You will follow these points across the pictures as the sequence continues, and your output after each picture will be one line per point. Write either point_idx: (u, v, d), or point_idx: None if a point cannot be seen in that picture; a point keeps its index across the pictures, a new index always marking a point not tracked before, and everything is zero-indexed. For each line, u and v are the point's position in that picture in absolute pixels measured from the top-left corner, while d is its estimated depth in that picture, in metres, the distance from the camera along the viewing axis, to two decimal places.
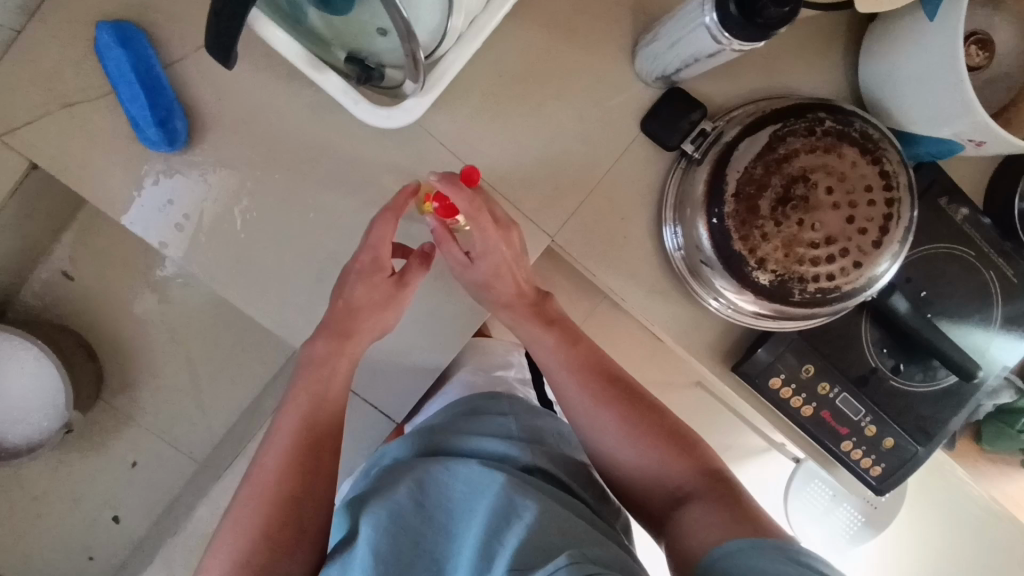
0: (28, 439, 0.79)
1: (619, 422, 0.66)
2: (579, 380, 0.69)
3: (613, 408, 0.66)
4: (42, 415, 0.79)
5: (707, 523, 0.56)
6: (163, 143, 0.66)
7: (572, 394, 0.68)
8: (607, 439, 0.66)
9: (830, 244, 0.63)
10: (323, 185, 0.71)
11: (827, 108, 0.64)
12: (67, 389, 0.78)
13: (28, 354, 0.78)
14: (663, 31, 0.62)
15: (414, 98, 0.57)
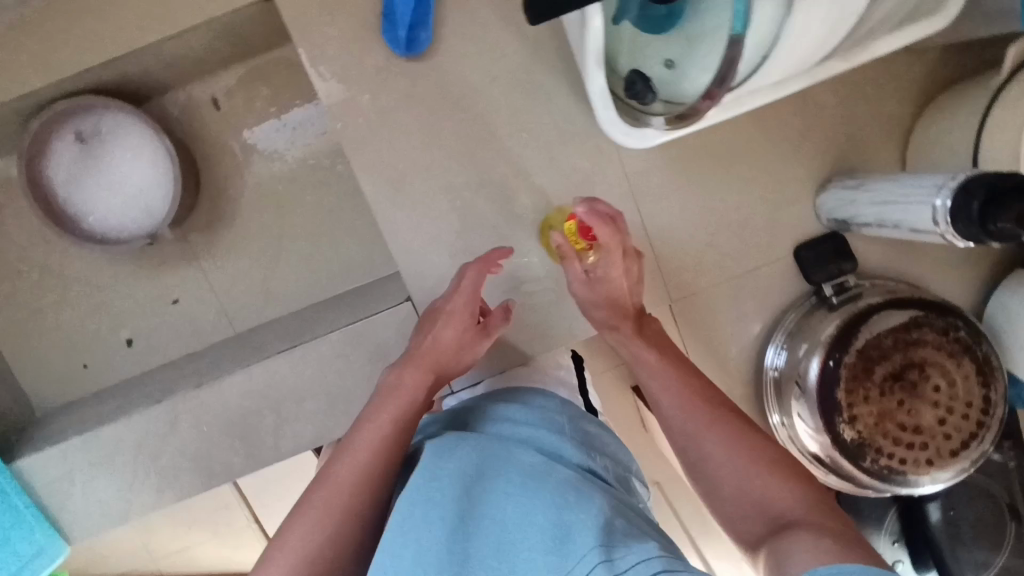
0: (112, 236, 0.77)
1: (733, 453, 0.62)
2: (691, 406, 0.66)
3: (721, 435, 0.63)
4: (134, 216, 0.77)
5: (806, 546, 0.49)
6: (402, 46, 0.67)
7: (679, 419, 0.66)
8: (711, 466, 0.62)
9: (920, 432, 0.68)
10: (506, 152, 0.72)
11: (967, 319, 0.69)
12: (170, 205, 0.76)
13: (152, 157, 0.76)
14: (872, 186, 0.66)
15: (656, 131, 0.60)
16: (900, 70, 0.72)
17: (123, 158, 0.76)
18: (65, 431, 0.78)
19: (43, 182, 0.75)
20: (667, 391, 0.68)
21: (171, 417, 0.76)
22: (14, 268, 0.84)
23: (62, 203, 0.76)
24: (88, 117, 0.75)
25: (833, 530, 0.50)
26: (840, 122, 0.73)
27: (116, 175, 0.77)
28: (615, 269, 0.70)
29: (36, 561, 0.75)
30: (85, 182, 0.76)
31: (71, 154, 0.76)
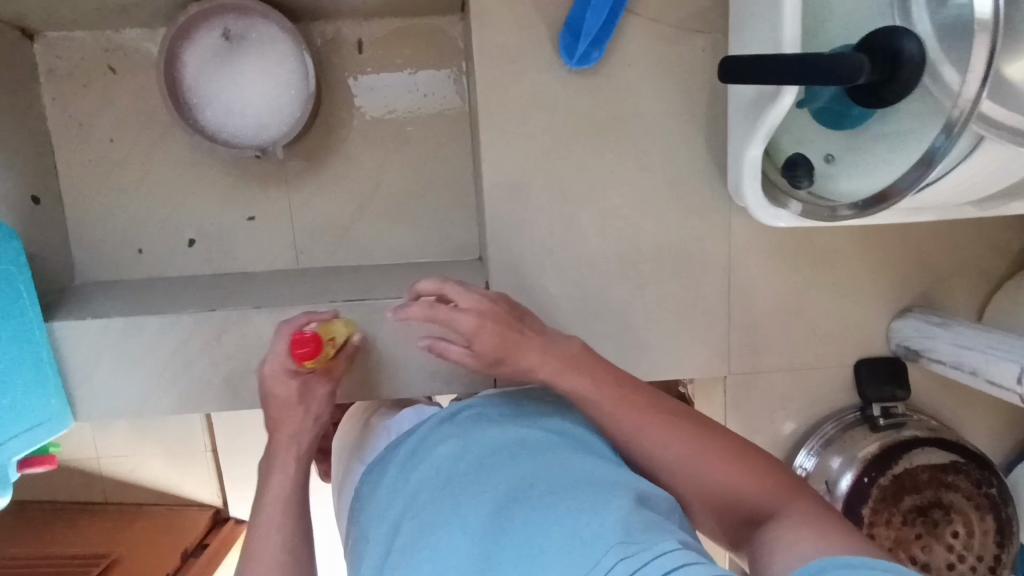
0: (221, 136, 0.76)
1: (659, 432, 0.57)
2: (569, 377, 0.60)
3: (640, 416, 0.58)
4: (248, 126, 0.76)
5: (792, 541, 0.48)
6: (575, 60, 0.69)
7: (587, 396, 0.59)
8: (660, 456, 0.57)
9: (929, 568, 0.71)
10: (626, 186, 0.74)
11: (1001, 479, 0.71)
12: (289, 129, 0.76)
13: (283, 71, 0.76)
14: (953, 326, 0.70)
15: (788, 214, 0.61)
16: (999, 230, 0.76)
17: (254, 63, 0.76)
18: (105, 310, 0.76)
19: (176, 63, 0.74)
20: (586, 383, 0.60)
21: (219, 330, 0.75)
22: (101, 136, 0.83)
23: (184, 88, 0.75)
24: (234, 16, 0.75)
25: (814, 519, 0.50)
26: (933, 259, 0.77)
27: (244, 82, 0.76)
28: (519, 351, 0.61)
29: (40, 430, 0.73)
30: (209, 78, 0.75)
31: (210, 47, 0.75)
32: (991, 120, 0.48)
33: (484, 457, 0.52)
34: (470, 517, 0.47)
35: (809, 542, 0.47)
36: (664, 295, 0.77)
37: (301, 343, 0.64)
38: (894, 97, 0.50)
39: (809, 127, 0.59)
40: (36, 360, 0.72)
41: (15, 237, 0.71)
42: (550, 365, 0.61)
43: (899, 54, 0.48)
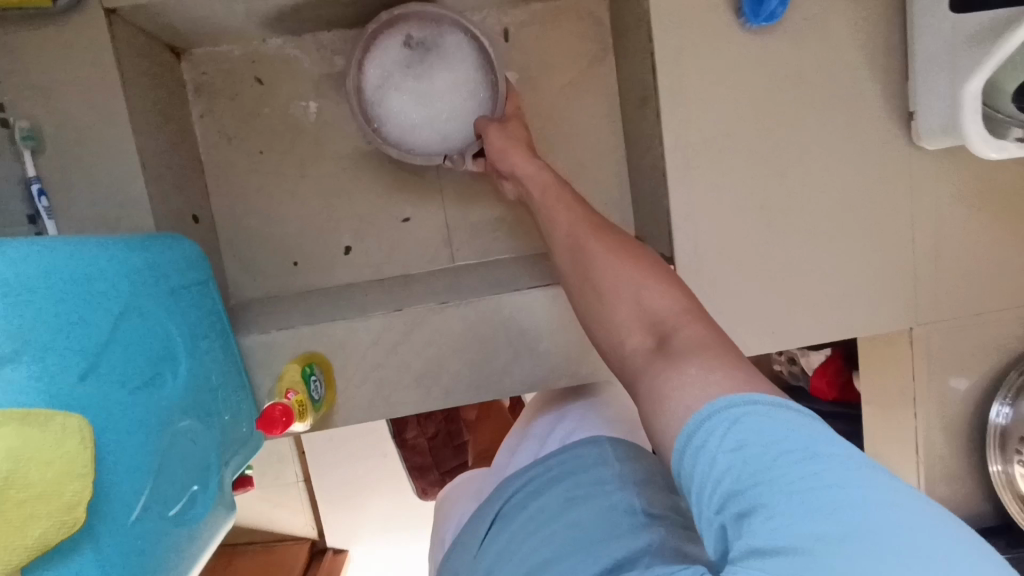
0: (406, 146, 0.78)
1: (626, 263, 0.56)
2: (575, 228, 0.62)
3: (601, 248, 0.58)
4: (426, 137, 0.78)
5: (699, 377, 0.43)
6: (762, 19, 0.68)
7: (575, 235, 0.61)
8: (602, 270, 0.57)
9: None
10: (806, 145, 0.74)
11: None
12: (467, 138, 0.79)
13: (471, 79, 0.78)
14: None
15: (1010, 144, 0.61)
16: None
17: (445, 65, 0.77)
18: (285, 319, 0.73)
19: (365, 73, 0.76)
20: (584, 228, 0.61)
21: (407, 329, 0.72)
22: (253, 147, 0.81)
23: (371, 99, 0.77)
24: (423, 20, 0.76)
25: (713, 350, 0.45)
26: None
27: (427, 94, 0.78)
28: (580, 222, 0.62)
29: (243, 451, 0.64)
30: (398, 85, 0.77)
31: (392, 55, 0.76)
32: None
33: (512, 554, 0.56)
34: None
35: (705, 381, 0.42)
36: (848, 252, 0.76)
37: (270, 418, 0.60)
38: None
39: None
40: (237, 382, 0.65)
41: (193, 248, 0.65)
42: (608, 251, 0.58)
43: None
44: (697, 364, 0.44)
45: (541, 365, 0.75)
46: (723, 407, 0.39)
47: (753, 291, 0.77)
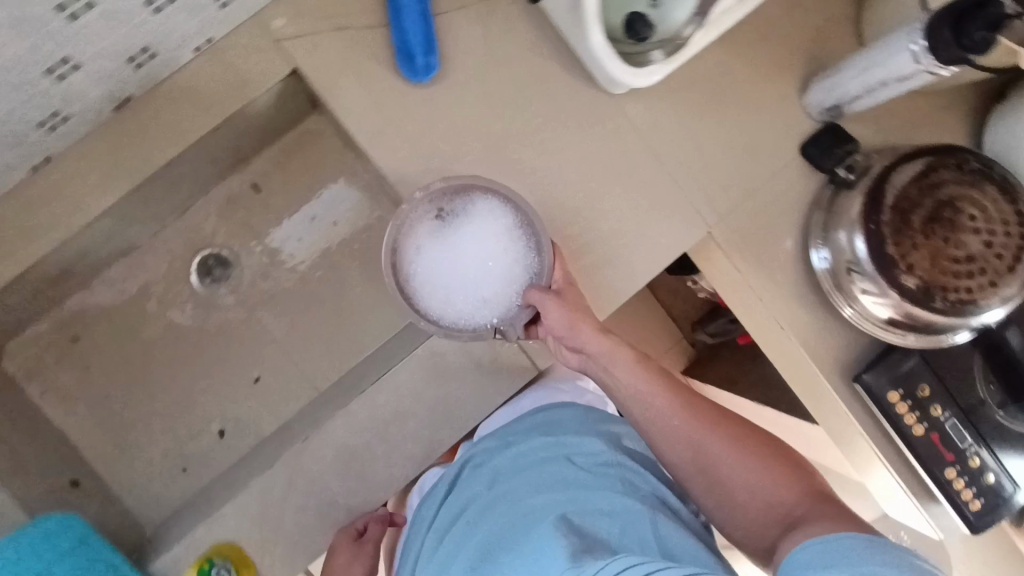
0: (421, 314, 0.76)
1: (586, 331, 0.73)
2: (629, 370, 0.74)
3: (618, 358, 0.74)
4: (460, 308, 0.76)
5: (820, 530, 0.58)
6: (422, 74, 0.75)
7: (627, 379, 0.74)
8: (721, 465, 0.70)
9: (972, 261, 0.73)
10: (525, 144, 0.81)
11: (973, 152, 0.75)
12: (503, 307, 0.76)
13: (512, 233, 0.77)
14: (850, 63, 0.74)
15: (656, 65, 0.68)
16: None
17: (483, 236, 0.76)
18: (186, 526, 0.78)
19: (397, 251, 0.76)
20: (604, 372, 0.75)
21: (288, 476, 0.77)
22: (98, 397, 0.86)
23: (410, 279, 0.76)
24: (454, 194, 0.77)
25: (827, 521, 0.59)
26: (796, 35, 0.84)
27: (466, 257, 0.76)
28: (646, 379, 0.74)
29: None
30: (423, 255, 0.76)
31: (428, 228, 0.76)
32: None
33: (527, 531, 0.79)
34: (491, 512, 0.87)
35: (833, 530, 0.57)
36: (615, 205, 0.83)
37: None
38: None
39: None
40: None
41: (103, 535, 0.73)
42: (565, 325, 0.73)
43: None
44: (826, 525, 0.59)
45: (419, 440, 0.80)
46: (819, 538, 0.56)
47: None
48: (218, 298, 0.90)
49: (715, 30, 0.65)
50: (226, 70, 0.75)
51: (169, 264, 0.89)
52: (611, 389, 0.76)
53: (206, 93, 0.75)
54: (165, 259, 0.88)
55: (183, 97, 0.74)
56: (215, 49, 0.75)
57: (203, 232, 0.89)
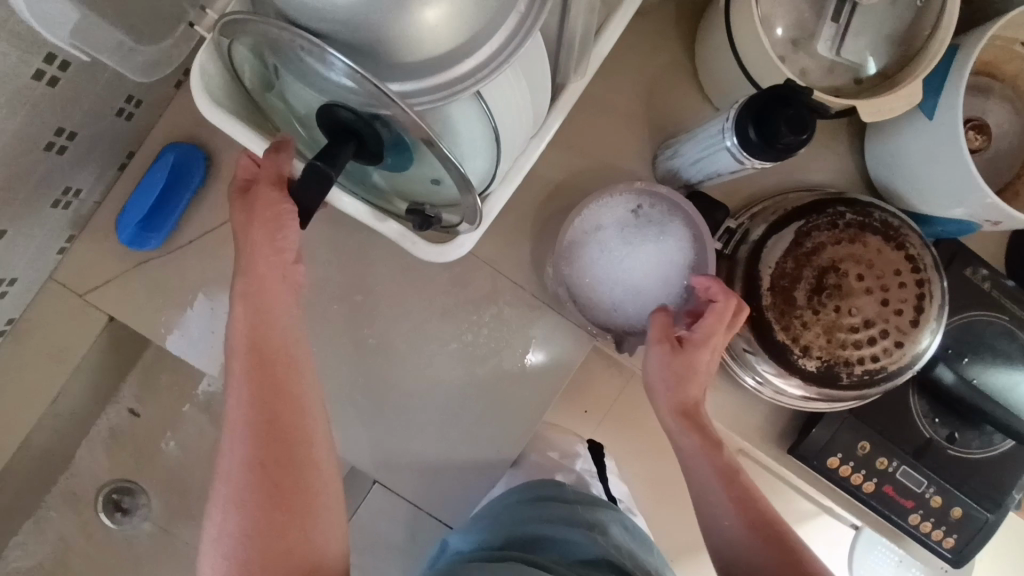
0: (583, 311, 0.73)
1: (688, 393, 0.68)
2: (741, 528, 0.66)
3: (699, 457, 0.68)
4: (599, 312, 0.72)
5: None
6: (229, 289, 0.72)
7: (729, 537, 0.66)
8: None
9: (871, 324, 0.66)
10: (371, 314, 0.76)
11: (845, 201, 0.68)
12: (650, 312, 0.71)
13: (677, 254, 0.69)
14: (682, 148, 0.66)
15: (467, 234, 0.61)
16: (645, 36, 0.74)
17: (662, 246, 0.70)
18: None
19: (569, 254, 0.72)
20: (719, 490, 0.68)
21: None
22: None
23: (587, 276, 0.71)
24: (655, 196, 0.71)
25: None
26: (630, 107, 0.75)
27: (615, 264, 0.70)
28: (746, 506, 0.67)
29: None
30: (599, 254, 0.71)
31: (621, 224, 0.71)
32: (421, 93, 0.44)
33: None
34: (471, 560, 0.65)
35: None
36: (485, 346, 0.77)
37: None
38: (375, 143, 0.48)
39: (394, 182, 0.58)
40: None
41: None
42: (664, 384, 0.67)
43: (345, 124, 0.47)
44: None
45: None
46: None
47: (449, 437, 0.78)
48: (137, 529, 0.89)
49: (513, 184, 0.61)
50: (40, 343, 0.71)
51: (75, 513, 0.87)
52: (713, 523, 0.68)
53: (27, 372, 0.72)
54: (69, 509, 0.87)
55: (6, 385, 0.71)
56: (21, 325, 0.71)
57: (98, 471, 0.87)
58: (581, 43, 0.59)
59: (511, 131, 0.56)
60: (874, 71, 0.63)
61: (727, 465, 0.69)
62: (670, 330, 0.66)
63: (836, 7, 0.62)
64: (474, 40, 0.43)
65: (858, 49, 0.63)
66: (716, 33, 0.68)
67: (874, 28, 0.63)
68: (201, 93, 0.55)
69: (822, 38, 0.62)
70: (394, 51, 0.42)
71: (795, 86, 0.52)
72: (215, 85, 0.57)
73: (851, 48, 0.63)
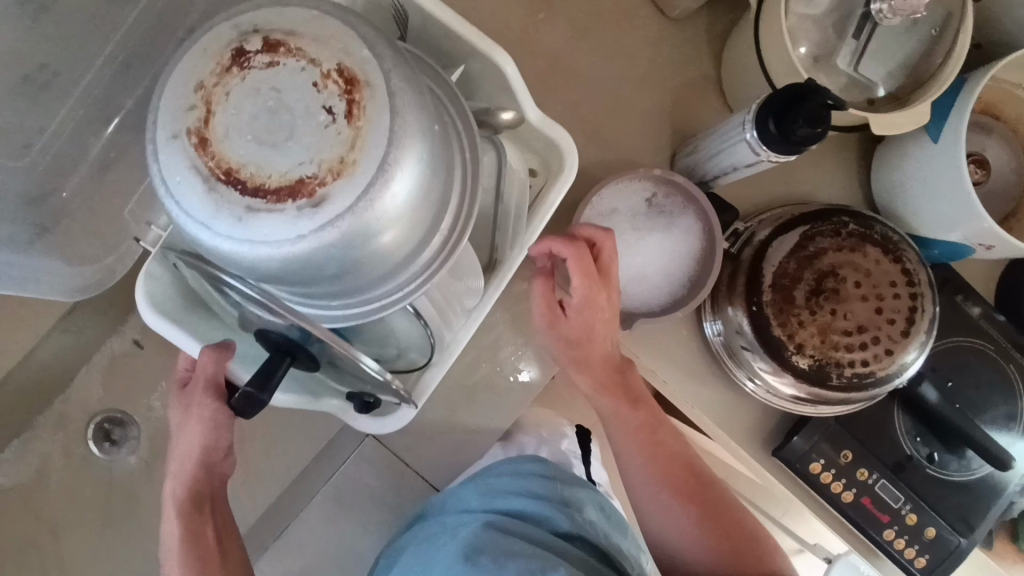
0: None
1: (595, 349, 0.68)
2: (670, 484, 0.71)
3: (615, 411, 0.71)
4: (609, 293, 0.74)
5: None
6: None
7: (646, 492, 0.71)
8: (682, 547, 0.71)
9: (865, 330, 0.69)
10: None
11: (850, 213, 0.72)
12: (657, 296, 0.74)
13: (688, 243, 0.72)
14: (703, 144, 0.70)
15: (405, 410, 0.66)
16: (676, 42, 0.79)
17: (674, 235, 0.72)
18: None
19: None
20: (636, 448, 0.71)
21: None
22: None
23: None
24: (669, 186, 0.73)
25: None
26: (656, 105, 0.79)
27: (627, 249, 0.72)
28: (660, 446, 0.72)
29: None
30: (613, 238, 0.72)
31: (635, 212, 0.73)
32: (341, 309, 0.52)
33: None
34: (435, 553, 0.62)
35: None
36: None
37: None
38: (305, 351, 0.56)
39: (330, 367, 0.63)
40: None
41: None
42: (564, 342, 0.68)
43: (280, 343, 0.55)
44: None
45: None
46: None
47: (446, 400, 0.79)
48: (121, 462, 0.88)
49: (443, 354, 0.65)
50: None
51: (64, 436, 0.88)
52: (631, 476, 0.72)
53: None
54: (59, 432, 0.88)
55: None
56: None
57: (93, 398, 0.88)
58: (511, 223, 0.65)
59: (438, 308, 0.62)
60: (884, 92, 0.68)
61: (652, 422, 0.72)
62: (553, 295, 0.66)
63: (858, 24, 0.67)
64: (395, 265, 0.49)
65: (874, 69, 0.67)
66: (744, 42, 0.73)
67: (890, 56, 0.67)
68: (144, 298, 0.59)
69: (842, 53, 0.67)
70: (319, 286, 0.48)
71: (813, 83, 0.56)
72: (162, 292, 0.60)
73: (867, 66, 0.67)
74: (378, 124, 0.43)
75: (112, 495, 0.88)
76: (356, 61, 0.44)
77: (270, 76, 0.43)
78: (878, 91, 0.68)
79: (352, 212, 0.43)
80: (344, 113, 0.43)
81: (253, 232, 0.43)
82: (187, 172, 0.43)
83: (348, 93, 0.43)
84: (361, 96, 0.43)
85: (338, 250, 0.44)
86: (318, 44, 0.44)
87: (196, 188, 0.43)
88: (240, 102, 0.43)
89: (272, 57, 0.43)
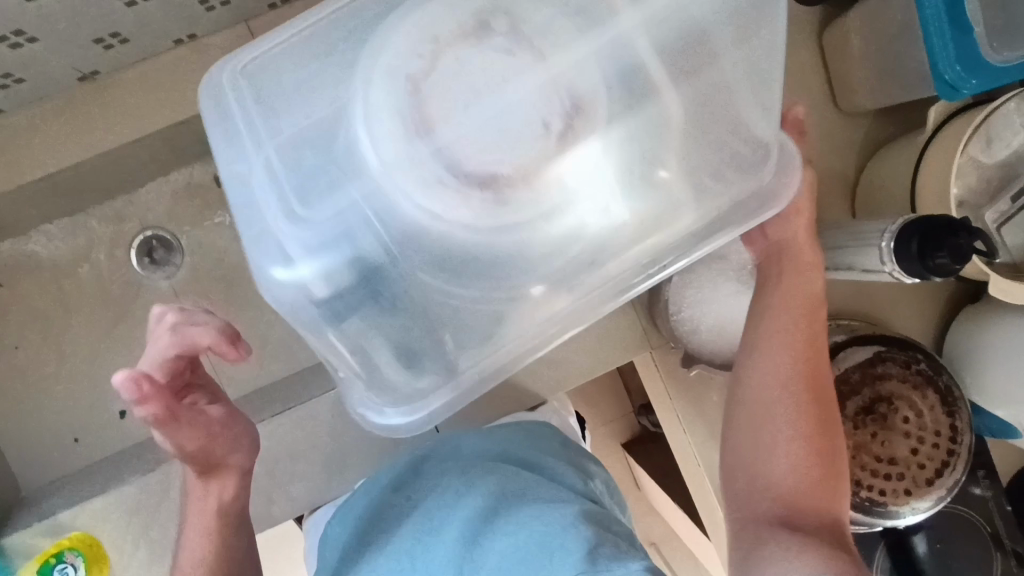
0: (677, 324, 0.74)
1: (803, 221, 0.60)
2: (788, 418, 0.56)
3: (783, 308, 0.60)
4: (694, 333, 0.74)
5: (790, 548, 0.49)
6: None
7: (768, 385, 0.57)
8: (767, 428, 0.56)
9: (896, 463, 0.72)
10: None
11: (926, 353, 0.73)
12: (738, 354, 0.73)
13: None
14: (830, 234, 0.72)
15: None
16: (835, 131, 0.81)
17: None
18: (53, 502, 0.78)
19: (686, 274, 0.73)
20: (784, 345, 0.58)
21: (165, 483, 0.76)
22: (6, 348, 0.85)
23: (694, 300, 0.73)
24: None
25: (824, 557, 0.48)
26: None
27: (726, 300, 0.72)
28: (783, 360, 0.58)
29: None
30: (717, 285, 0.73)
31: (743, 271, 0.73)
32: None
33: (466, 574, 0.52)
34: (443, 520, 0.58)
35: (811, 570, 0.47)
36: None
37: None
38: None
39: None
40: None
41: None
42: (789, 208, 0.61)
43: None
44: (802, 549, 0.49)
45: (309, 475, 0.78)
46: None
47: None
48: (154, 283, 0.88)
49: None
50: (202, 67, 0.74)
51: (113, 235, 0.88)
52: (756, 379, 0.58)
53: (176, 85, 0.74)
54: (110, 230, 0.88)
55: (154, 85, 0.74)
56: (196, 44, 0.74)
57: (153, 212, 0.88)
58: None
59: None
60: (1007, 259, 0.70)
61: (817, 338, 0.59)
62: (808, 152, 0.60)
63: (1019, 190, 0.69)
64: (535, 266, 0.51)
65: (1011, 235, 0.69)
66: (902, 160, 0.74)
67: None
68: None
69: (991, 209, 0.69)
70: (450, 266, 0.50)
71: (967, 224, 0.58)
72: None
73: (1007, 230, 0.69)
74: (585, 152, 0.46)
75: (131, 308, 0.88)
76: (590, 78, 0.46)
77: (506, 49, 0.46)
78: (1002, 255, 0.70)
79: (531, 217, 0.46)
80: (557, 125, 0.45)
81: (432, 199, 0.45)
82: (381, 96, 0.45)
83: (568, 115, 0.46)
84: (582, 117, 0.46)
85: (494, 236, 0.46)
86: (561, 52, 0.46)
87: (397, 133, 0.44)
88: (464, 64, 0.45)
89: (511, 33, 0.46)
